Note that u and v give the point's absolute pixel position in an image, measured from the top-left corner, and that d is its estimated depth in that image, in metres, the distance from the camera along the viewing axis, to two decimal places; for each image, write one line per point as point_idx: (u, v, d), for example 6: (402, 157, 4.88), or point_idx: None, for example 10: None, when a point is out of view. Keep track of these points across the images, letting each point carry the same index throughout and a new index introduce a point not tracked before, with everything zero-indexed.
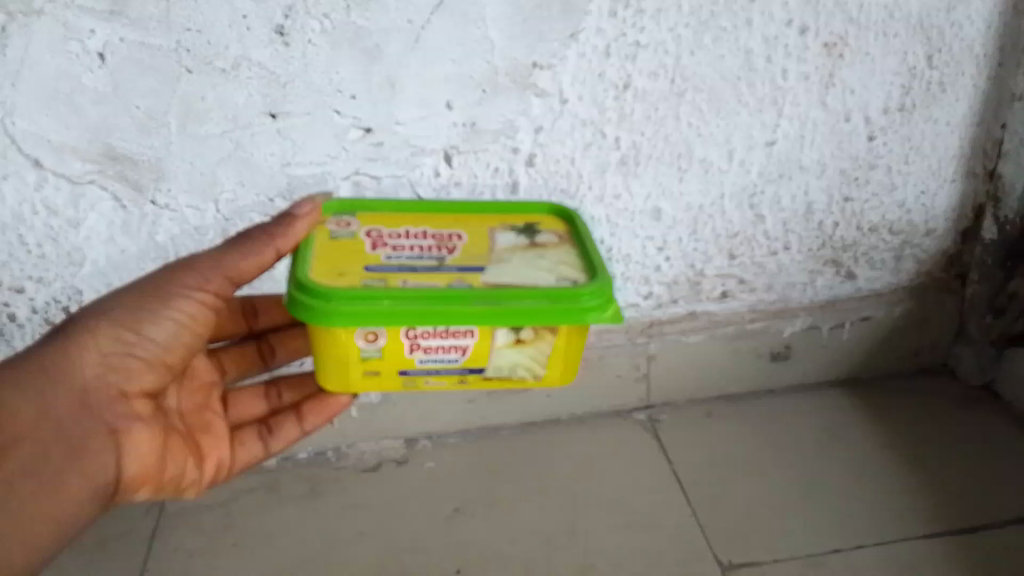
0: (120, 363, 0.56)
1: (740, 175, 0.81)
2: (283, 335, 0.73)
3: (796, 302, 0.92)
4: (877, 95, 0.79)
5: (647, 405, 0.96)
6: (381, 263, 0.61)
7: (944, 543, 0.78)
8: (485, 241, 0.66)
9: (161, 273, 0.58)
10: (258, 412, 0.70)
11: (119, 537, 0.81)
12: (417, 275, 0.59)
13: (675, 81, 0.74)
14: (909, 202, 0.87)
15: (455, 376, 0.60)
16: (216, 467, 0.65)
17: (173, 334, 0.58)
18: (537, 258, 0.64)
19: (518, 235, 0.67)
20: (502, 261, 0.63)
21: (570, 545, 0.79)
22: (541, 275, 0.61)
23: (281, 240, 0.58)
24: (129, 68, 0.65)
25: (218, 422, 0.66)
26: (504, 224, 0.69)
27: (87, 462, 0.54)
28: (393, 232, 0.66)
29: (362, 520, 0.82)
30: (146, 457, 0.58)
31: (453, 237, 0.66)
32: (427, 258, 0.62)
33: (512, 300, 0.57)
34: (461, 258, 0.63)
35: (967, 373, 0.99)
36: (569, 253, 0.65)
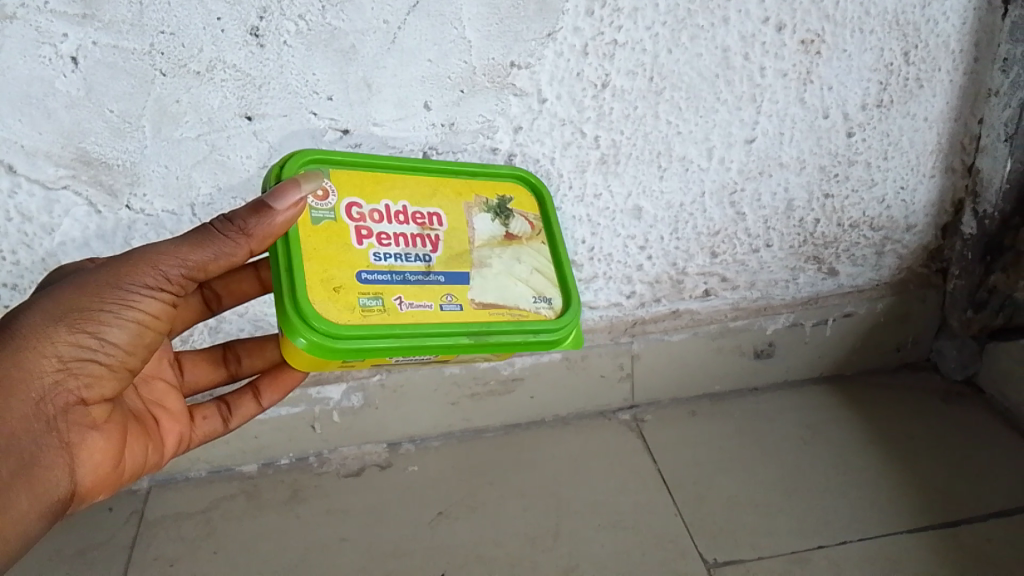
0: (79, 369, 0.52)
1: (719, 173, 0.81)
2: (228, 283, 0.64)
3: (778, 299, 0.92)
4: (855, 92, 0.80)
5: (631, 405, 0.96)
6: (371, 267, 0.59)
7: (928, 536, 0.78)
8: (464, 229, 0.64)
9: (121, 264, 0.53)
10: (214, 377, 0.70)
11: (98, 547, 0.80)
12: (409, 289, 0.60)
13: (653, 79, 0.74)
14: (889, 198, 0.88)
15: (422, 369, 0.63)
16: (175, 445, 0.65)
17: (134, 335, 0.54)
18: (515, 261, 0.65)
19: (493, 219, 0.66)
20: (486, 265, 0.63)
21: (554, 547, 0.78)
22: (521, 290, 0.64)
23: (257, 241, 0.54)
24: (102, 72, 0.64)
25: (173, 398, 0.65)
26: (476, 197, 0.67)
27: (47, 474, 0.52)
28: (375, 207, 0.62)
29: (345, 526, 0.81)
30: (104, 459, 0.56)
31: (434, 220, 0.63)
32: (415, 258, 0.61)
33: (501, 332, 0.61)
34: (447, 259, 0.62)
35: (949, 368, 0.99)
36: (540, 253, 0.67)
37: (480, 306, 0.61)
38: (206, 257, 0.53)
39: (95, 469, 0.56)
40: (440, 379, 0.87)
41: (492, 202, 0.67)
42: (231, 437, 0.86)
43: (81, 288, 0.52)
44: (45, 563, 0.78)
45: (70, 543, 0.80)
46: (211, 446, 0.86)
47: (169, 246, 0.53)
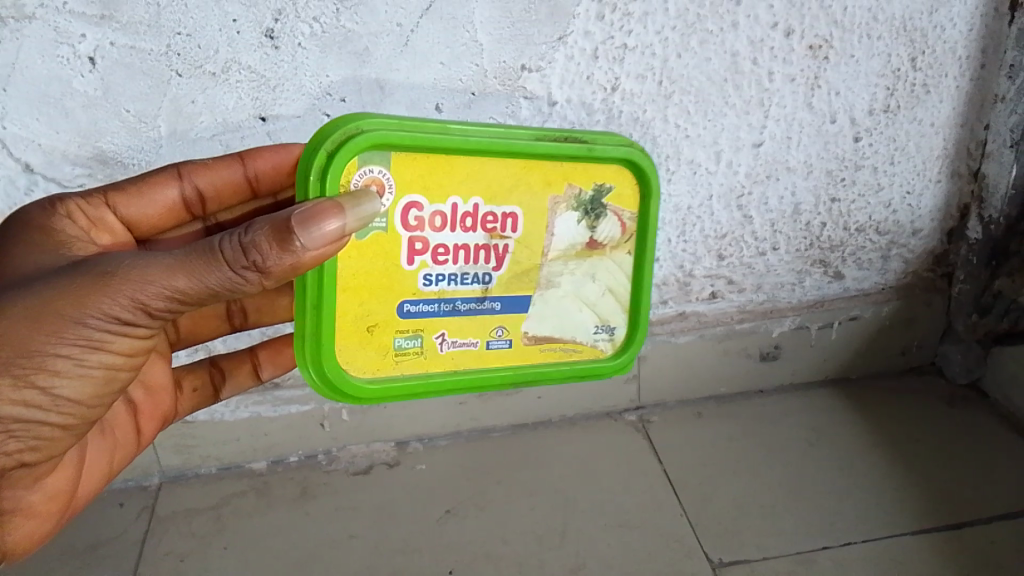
0: (32, 410, 0.49)
1: (727, 176, 0.81)
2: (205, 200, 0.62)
3: (784, 302, 0.93)
4: (862, 97, 0.80)
5: (638, 407, 0.97)
6: (414, 299, 0.61)
7: (931, 539, 0.78)
8: (541, 236, 0.63)
9: (84, 288, 0.47)
10: (218, 328, 0.68)
11: (109, 541, 0.81)
12: (453, 326, 0.63)
13: (662, 83, 0.74)
14: (895, 203, 0.88)
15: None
16: (160, 421, 0.66)
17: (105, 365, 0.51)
18: (588, 279, 0.66)
19: (579, 223, 0.64)
20: (553, 286, 0.64)
21: (561, 546, 0.79)
22: (582, 316, 0.67)
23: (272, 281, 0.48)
24: (119, 72, 0.65)
25: (160, 373, 0.65)
26: (568, 185, 0.62)
27: None
28: (444, 211, 0.60)
29: (353, 523, 0.82)
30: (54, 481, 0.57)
31: (505, 225, 0.62)
32: (472, 280, 0.62)
33: (542, 371, 0.66)
34: (508, 279, 0.63)
35: (954, 372, 1.00)
36: (619, 266, 0.66)
37: (532, 341, 0.65)
38: (202, 291, 0.47)
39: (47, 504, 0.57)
40: None
41: (585, 194, 0.63)
42: (243, 434, 0.87)
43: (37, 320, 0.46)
44: (57, 557, 0.79)
45: (81, 538, 0.81)
46: (223, 442, 0.87)
47: (148, 270, 0.47)
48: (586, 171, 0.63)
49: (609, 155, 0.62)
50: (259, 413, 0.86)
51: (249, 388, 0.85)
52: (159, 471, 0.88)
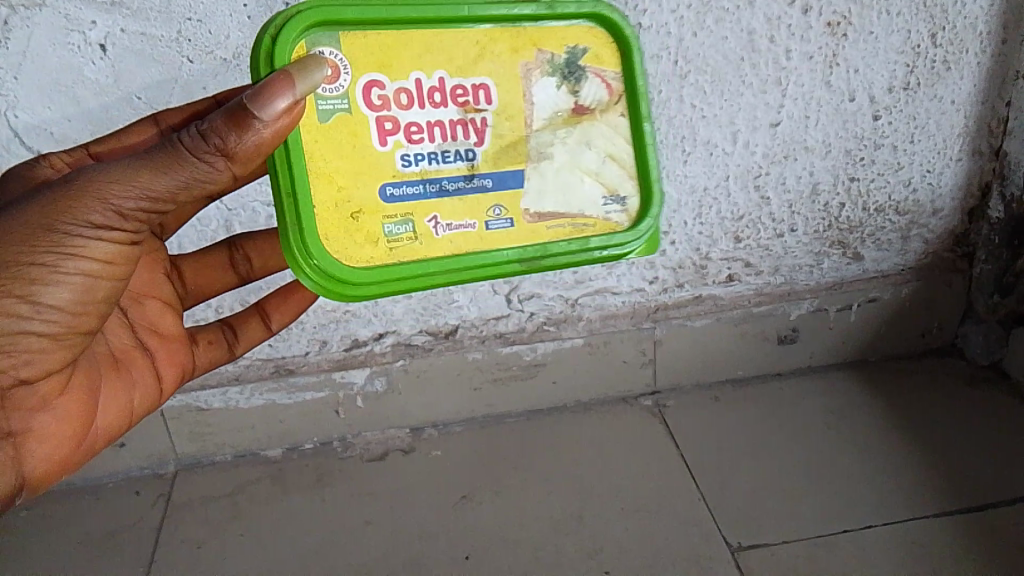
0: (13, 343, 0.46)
1: (744, 156, 0.80)
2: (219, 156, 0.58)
3: (802, 284, 0.92)
4: (881, 75, 0.79)
5: (653, 391, 0.96)
6: (396, 180, 0.52)
7: (953, 521, 0.78)
8: (521, 105, 0.54)
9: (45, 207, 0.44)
10: (226, 281, 0.65)
11: (126, 529, 0.81)
12: (445, 207, 0.54)
13: (677, 63, 0.73)
14: (915, 181, 0.87)
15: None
16: (177, 373, 0.61)
17: (81, 294, 0.47)
18: (584, 149, 0.56)
19: (559, 89, 0.55)
20: (547, 160, 0.55)
21: (578, 531, 0.78)
22: (586, 188, 0.56)
23: (240, 170, 0.44)
24: (129, 59, 0.65)
25: (168, 315, 0.60)
26: (540, 52, 0.54)
27: None
28: (400, 83, 0.52)
29: (369, 509, 0.82)
30: (56, 447, 0.52)
31: (479, 96, 0.53)
32: (454, 158, 0.53)
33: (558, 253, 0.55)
34: (495, 154, 0.54)
35: (975, 353, 0.98)
36: (619, 130, 0.56)
37: (535, 219, 0.55)
38: (169, 192, 0.44)
39: (51, 453, 0.52)
40: (463, 364, 0.89)
41: (559, 57, 0.54)
42: (258, 421, 0.87)
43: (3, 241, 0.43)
44: (75, 545, 0.80)
45: (99, 526, 0.82)
46: (238, 429, 0.87)
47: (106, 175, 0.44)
48: (555, 33, 0.54)
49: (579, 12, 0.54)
50: (273, 400, 0.86)
51: (264, 374, 0.85)
52: (175, 458, 0.88)
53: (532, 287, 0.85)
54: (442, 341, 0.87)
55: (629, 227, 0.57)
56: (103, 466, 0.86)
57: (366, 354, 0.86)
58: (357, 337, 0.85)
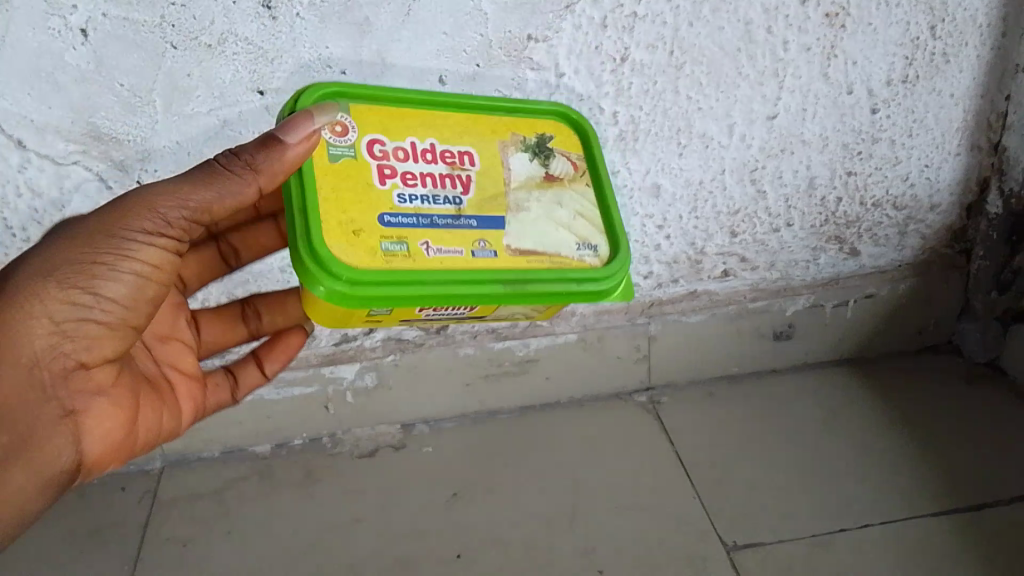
0: (71, 336, 0.49)
1: (740, 150, 0.79)
2: (243, 236, 0.64)
3: (798, 280, 0.91)
4: (880, 67, 0.78)
5: (647, 387, 0.94)
6: (394, 212, 0.52)
7: (949, 520, 0.77)
8: (500, 170, 0.57)
9: (102, 219, 0.48)
10: (234, 335, 0.67)
11: (111, 527, 0.80)
12: (438, 235, 0.53)
13: (673, 53, 0.72)
14: (913, 176, 0.85)
15: (457, 320, 0.56)
16: (191, 412, 0.62)
17: (135, 296, 0.50)
18: (556, 206, 0.57)
19: (532, 160, 0.58)
20: (524, 210, 0.56)
21: (571, 529, 0.77)
22: (560, 236, 0.56)
23: (266, 180, 0.48)
24: (112, 44, 0.65)
25: (190, 357, 0.62)
26: (513, 135, 0.59)
27: (37, 452, 0.48)
28: (394, 143, 0.55)
29: (358, 507, 0.81)
30: (110, 432, 0.53)
31: (464, 160, 0.56)
32: (444, 201, 0.54)
33: (541, 284, 0.54)
34: (480, 202, 0.55)
35: (972, 350, 0.97)
36: (585, 196, 0.59)
37: (518, 253, 0.54)
38: (213, 205, 0.48)
39: (104, 437, 0.52)
40: (455, 360, 0.87)
41: (530, 139, 0.59)
42: (245, 417, 0.86)
43: (68, 242, 0.48)
44: (59, 543, 0.78)
45: (84, 523, 0.80)
46: (225, 426, 0.86)
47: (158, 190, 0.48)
48: (528, 124, 0.60)
49: (542, 107, 0.61)
50: (262, 395, 0.85)
51: None
52: (161, 454, 0.86)
53: None
54: (433, 337, 0.86)
55: (602, 268, 0.56)
56: None
57: (355, 349, 0.85)
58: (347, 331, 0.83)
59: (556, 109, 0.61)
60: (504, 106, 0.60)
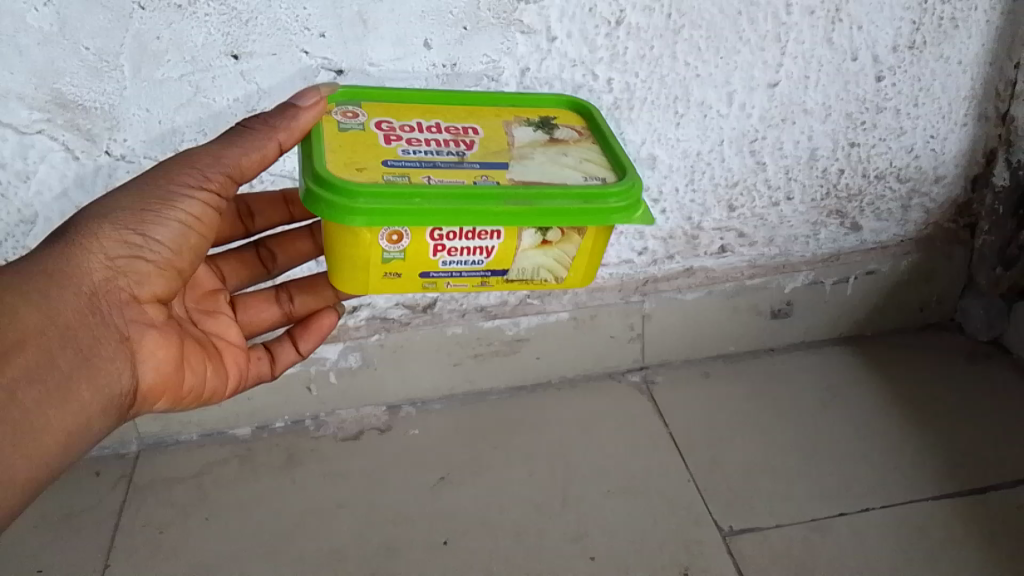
0: (124, 273, 0.49)
1: (740, 119, 0.76)
2: (282, 239, 0.64)
3: (798, 256, 0.88)
4: (886, 33, 0.74)
5: (642, 367, 0.92)
6: (399, 159, 0.50)
7: (952, 504, 0.74)
8: (502, 135, 0.54)
9: (154, 173, 0.50)
10: (269, 315, 0.63)
11: (85, 512, 0.77)
12: (440, 172, 0.49)
13: (671, 16, 0.69)
14: (918, 147, 0.82)
15: (476, 279, 0.50)
16: (235, 383, 0.60)
17: (181, 242, 0.50)
18: (560, 155, 0.53)
19: (535, 131, 0.55)
20: (527, 159, 0.52)
21: (562, 513, 0.74)
22: (564, 174, 0.51)
23: (284, 134, 0.49)
24: (76, 5, 0.61)
25: (235, 330, 0.60)
26: (519, 116, 0.57)
27: (98, 371, 0.47)
28: (400, 123, 0.54)
29: (342, 492, 0.78)
30: (162, 363, 0.52)
31: (469, 131, 0.54)
32: (448, 153, 0.51)
33: (548, 195, 0.48)
34: (484, 154, 0.51)
35: (975, 328, 0.94)
36: (591, 151, 0.55)
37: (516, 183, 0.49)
38: (246, 159, 0.50)
39: (155, 369, 0.51)
40: (442, 339, 0.84)
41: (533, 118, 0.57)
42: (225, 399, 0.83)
43: (122, 192, 0.49)
44: (30, 529, 0.75)
45: (56, 509, 0.77)
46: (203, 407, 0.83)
47: (200, 148, 0.50)
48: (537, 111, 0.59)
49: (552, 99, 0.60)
50: None
51: None
52: (138, 438, 0.83)
53: None
54: (420, 316, 0.83)
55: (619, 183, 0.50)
56: None
57: (338, 329, 0.81)
58: None
59: (564, 99, 0.60)
60: (507, 98, 0.58)
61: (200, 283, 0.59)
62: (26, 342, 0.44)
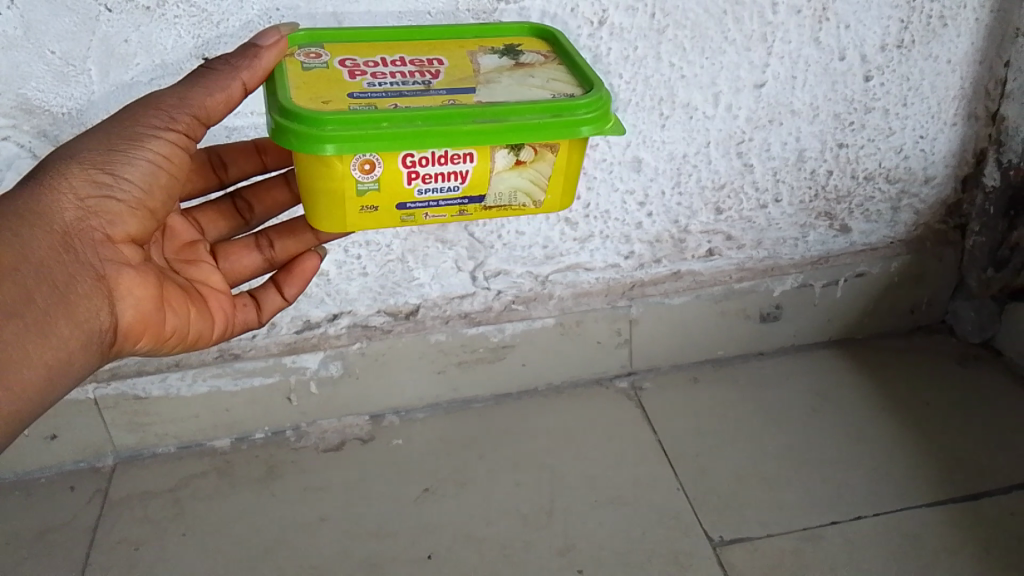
0: (96, 213, 0.47)
1: (726, 121, 0.75)
2: (257, 189, 0.60)
3: (786, 259, 0.86)
4: (874, 31, 0.73)
5: (629, 372, 0.90)
6: (365, 91, 0.48)
7: (945, 512, 0.73)
8: (467, 64, 0.52)
9: (121, 113, 0.48)
10: (252, 262, 0.60)
11: (59, 529, 0.75)
12: (406, 99, 0.47)
13: (655, 16, 0.67)
14: (907, 148, 0.81)
15: (454, 207, 0.49)
16: (219, 332, 0.57)
17: (154, 181, 0.48)
18: (526, 77, 0.51)
19: (501, 57, 0.53)
20: (493, 83, 0.50)
21: (548, 525, 0.73)
22: (531, 94, 0.49)
23: (248, 74, 0.48)
24: (39, 7, 0.59)
25: (217, 275, 0.57)
26: (483, 47, 0.55)
27: (72, 309, 0.46)
28: (364, 59, 0.52)
29: (323, 505, 0.76)
30: (142, 303, 0.50)
31: (433, 63, 0.52)
32: (412, 83, 0.49)
33: (515, 111, 0.47)
34: (449, 82, 0.50)
35: (966, 329, 0.93)
36: (557, 72, 0.53)
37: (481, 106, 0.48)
38: (211, 99, 0.48)
39: (135, 310, 0.49)
40: (425, 347, 0.82)
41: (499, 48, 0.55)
42: (203, 410, 0.81)
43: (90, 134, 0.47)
44: (2, 547, 0.73)
45: (29, 526, 0.75)
46: (181, 419, 0.81)
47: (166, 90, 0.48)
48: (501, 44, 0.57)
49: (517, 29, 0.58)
50: (220, 386, 0.80)
51: (207, 360, 0.78)
52: (113, 451, 0.81)
53: (498, 264, 0.79)
54: (402, 323, 0.81)
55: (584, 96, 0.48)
56: (34, 459, 0.79)
57: (319, 337, 0.80)
58: (309, 318, 0.79)
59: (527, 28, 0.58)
60: (472, 29, 0.56)
61: (177, 233, 0.56)
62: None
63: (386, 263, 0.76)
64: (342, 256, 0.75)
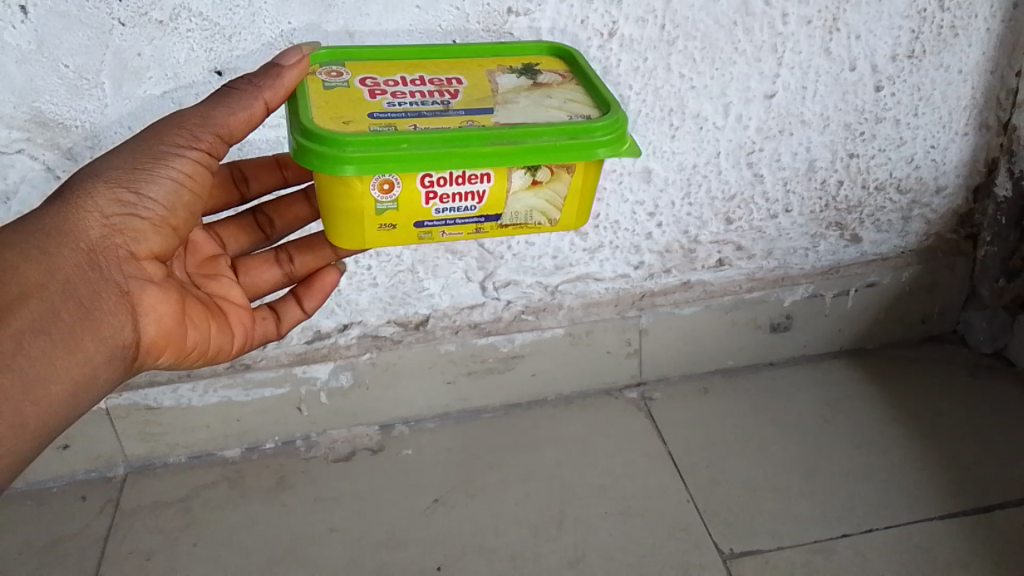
0: (121, 230, 0.47)
1: (736, 131, 0.74)
2: (278, 203, 0.61)
3: (797, 269, 0.86)
4: (884, 42, 0.72)
5: (639, 382, 0.90)
6: (384, 111, 0.49)
7: (958, 524, 0.73)
8: (486, 82, 0.52)
9: (148, 131, 0.48)
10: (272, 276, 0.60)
11: (70, 539, 0.75)
12: (426, 120, 0.48)
13: (665, 27, 0.67)
14: (918, 158, 0.81)
15: (470, 227, 0.49)
16: (240, 346, 0.57)
17: (179, 198, 0.49)
18: (543, 98, 0.51)
19: (519, 77, 0.54)
20: (511, 104, 0.50)
21: (559, 537, 0.73)
22: (549, 115, 0.49)
23: (270, 92, 0.48)
24: (54, 22, 0.60)
25: (238, 290, 0.57)
26: (502, 66, 0.55)
27: (99, 323, 0.46)
28: (384, 78, 0.52)
29: (333, 516, 0.76)
30: (165, 318, 0.50)
31: (452, 82, 0.52)
32: (431, 103, 0.49)
33: (533, 133, 0.47)
34: (467, 102, 0.50)
35: (978, 340, 0.92)
36: (574, 93, 0.53)
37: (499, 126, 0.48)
38: (239, 118, 0.48)
39: (158, 324, 0.50)
40: (435, 357, 0.82)
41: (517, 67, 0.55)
42: (214, 420, 0.81)
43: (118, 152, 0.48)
44: (14, 557, 0.73)
45: (41, 536, 0.75)
46: (191, 429, 0.81)
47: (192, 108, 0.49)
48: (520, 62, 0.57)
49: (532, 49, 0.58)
50: (231, 396, 0.80)
51: (218, 370, 0.79)
52: (124, 460, 0.81)
53: (508, 274, 0.79)
54: (412, 333, 0.81)
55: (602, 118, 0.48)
56: (46, 468, 0.80)
57: (329, 347, 0.81)
58: (319, 329, 0.79)
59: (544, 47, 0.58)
60: (491, 48, 0.56)
61: (200, 247, 0.56)
62: (28, 296, 0.44)
63: (396, 274, 0.76)
64: (352, 267, 0.75)
